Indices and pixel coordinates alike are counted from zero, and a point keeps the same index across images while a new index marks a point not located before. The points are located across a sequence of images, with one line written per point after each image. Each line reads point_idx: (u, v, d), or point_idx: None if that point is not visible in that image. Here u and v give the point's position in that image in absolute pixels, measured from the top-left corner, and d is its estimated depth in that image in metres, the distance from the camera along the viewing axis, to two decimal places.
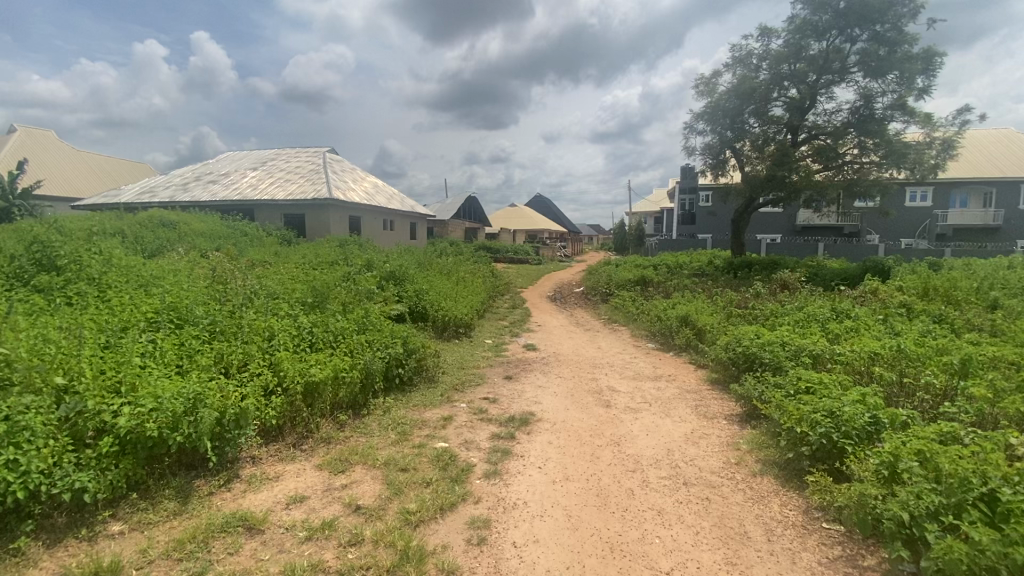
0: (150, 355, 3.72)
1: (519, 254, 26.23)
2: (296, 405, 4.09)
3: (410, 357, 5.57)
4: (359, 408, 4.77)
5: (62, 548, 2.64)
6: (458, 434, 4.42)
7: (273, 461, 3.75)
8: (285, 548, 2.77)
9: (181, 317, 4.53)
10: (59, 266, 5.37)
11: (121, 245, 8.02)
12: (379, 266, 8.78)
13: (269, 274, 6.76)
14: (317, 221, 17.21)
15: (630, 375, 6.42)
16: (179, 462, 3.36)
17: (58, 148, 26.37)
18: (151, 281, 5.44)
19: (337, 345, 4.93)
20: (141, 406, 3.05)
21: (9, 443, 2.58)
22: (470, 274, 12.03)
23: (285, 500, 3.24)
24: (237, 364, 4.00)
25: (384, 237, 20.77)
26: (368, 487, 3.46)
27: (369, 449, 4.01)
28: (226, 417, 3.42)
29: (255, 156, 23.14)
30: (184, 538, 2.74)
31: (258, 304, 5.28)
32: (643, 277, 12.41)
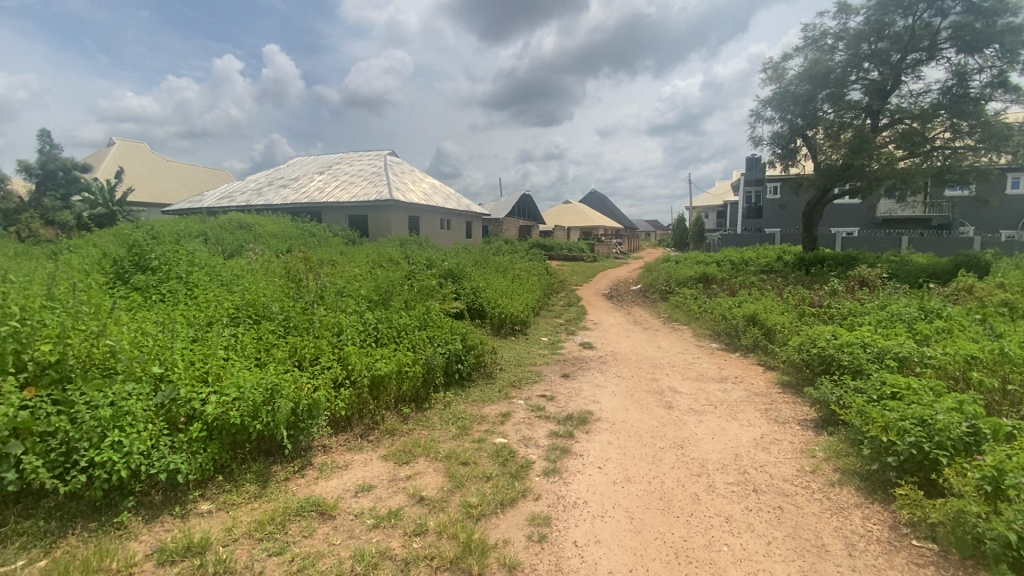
0: (232, 348, 4.00)
1: (574, 251, 25.99)
2: (363, 397, 4.27)
3: (469, 353, 5.66)
4: (421, 402, 4.90)
5: (159, 523, 2.89)
6: (517, 430, 4.43)
7: (342, 450, 3.93)
8: (354, 534, 2.89)
9: (258, 313, 4.83)
10: (152, 266, 5.88)
11: (205, 246, 8.67)
12: (438, 264, 8.99)
13: (336, 272, 7.07)
14: (378, 221, 17.85)
15: (693, 376, 6.18)
16: (258, 448, 3.59)
17: (149, 158, 28.84)
18: (232, 279, 5.85)
19: (400, 341, 5.09)
20: (225, 395, 3.29)
21: (114, 426, 2.86)
22: (525, 271, 12.02)
23: (353, 488, 3.39)
24: (309, 357, 4.22)
25: (442, 236, 21.22)
26: (431, 479, 3.54)
27: (431, 442, 4.10)
28: (300, 407, 3.63)
29: (321, 160, 24.32)
30: (264, 519, 2.93)
31: (327, 301, 5.54)
32: (706, 274, 11.92)
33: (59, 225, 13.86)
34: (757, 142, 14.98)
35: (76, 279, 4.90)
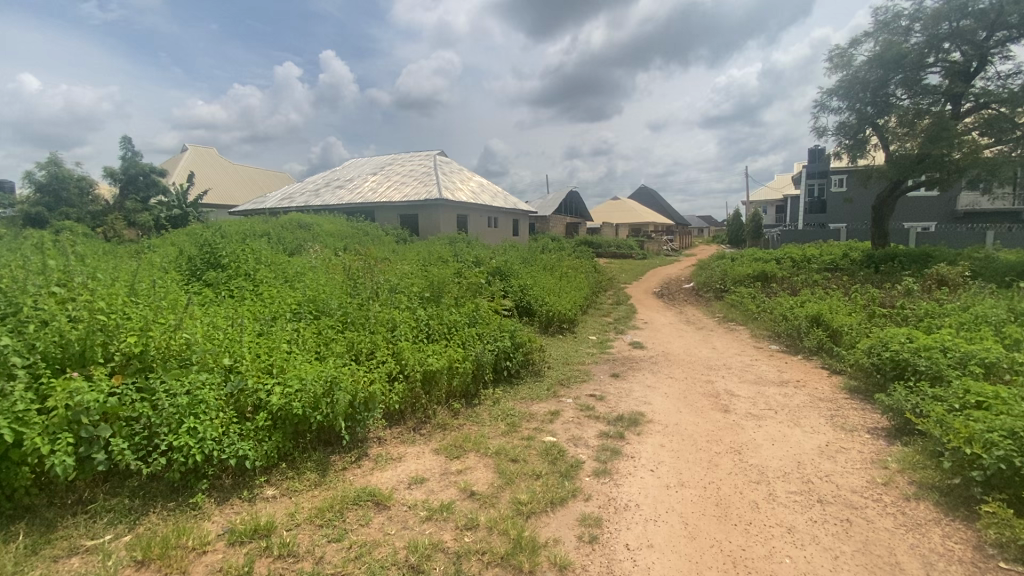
0: (295, 341, 4.19)
1: (622, 248, 25.54)
2: (415, 392, 4.38)
3: (517, 351, 5.67)
4: (471, 398, 4.97)
5: (229, 506, 3.07)
6: (566, 429, 4.40)
7: (396, 443, 4.04)
8: (408, 525, 2.97)
9: (318, 309, 5.05)
10: (222, 264, 6.27)
11: (269, 245, 9.17)
12: (487, 262, 9.07)
13: (389, 269, 7.27)
14: (428, 220, 18.23)
15: (751, 379, 5.92)
16: (318, 438, 3.75)
17: (217, 163, 30.74)
18: (294, 277, 6.14)
19: (450, 337, 5.18)
20: (289, 386, 3.45)
21: (190, 414, 3.07)
22: (573, 269, 11.92)
23: (407, 480, 3.48)
24: (365, 352, 4.37)
25: (489, 234, 21.40)
26: (481, 475, 3.58)
27: (480, 438, 4.15)
28: (357, 400, 3.76)
29: (373, 162, 25.08)
30: (324, 507, 3.05)
31: (381, 298, 5.71)
32: (764, 272, 11.39)
33: (140, 226, 14.98)
34: (821, 132, 14.13)
35: (156, 276, 5.30)
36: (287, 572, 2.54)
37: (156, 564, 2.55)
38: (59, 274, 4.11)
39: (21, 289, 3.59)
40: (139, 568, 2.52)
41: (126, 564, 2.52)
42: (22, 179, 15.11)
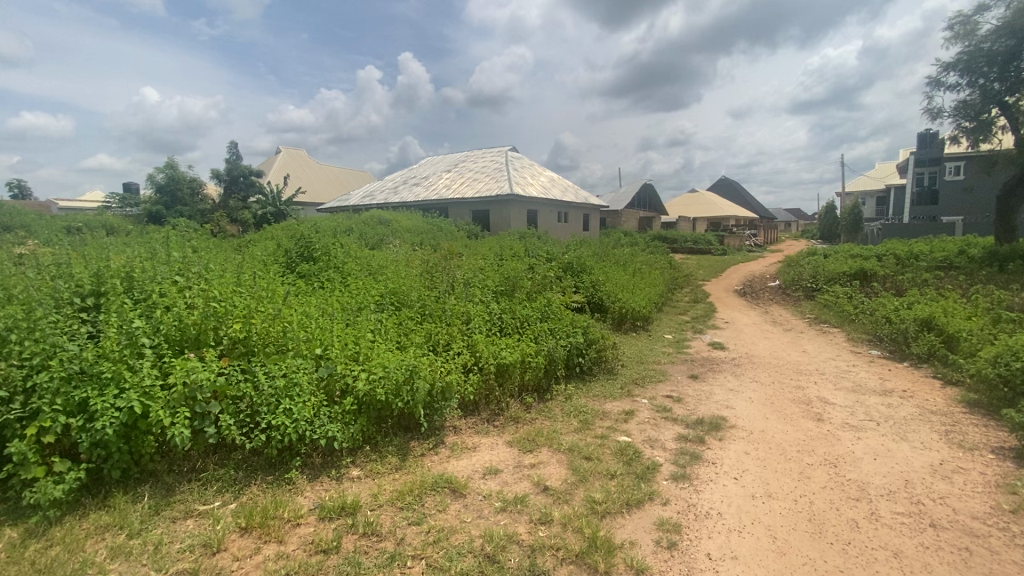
0: (378, 331, 4.40)
1: (700, 244, 24.41)
2: (489, 384, 4.45)
3: (590, 348, 5.58)
4: (544, 393, 4.96)
5: (320, 483, 3.29)
6: (641, 430, 4.28)
7: (471, 433, 4.13)
8: (483, 514, 3.02)
9: (399, 301, 5.28)
10: (314, 257, 6.73)
11: (354, 240, 9.72)
12: (559, 257, 9.01)
13: (463, 264, 7.42)
14: (499, 215, 18.44)
15: (848, 387, 5.42)
16: (399, 424, 3.91)
17: (307, 164, 33.00)
18: (377, 270, 6.47)
19: (523, 332, 5.19)
20: (373, 373, 3.63)
21: (287, 395, 3.32)
22: (648, 265, 11.55)
23: (482, 470, 3.54)
24: (443, 343, 4.50)
25: (559, 229, 21.28)
26: (555, 470, 3.56)
27: (554, 433, 4.13)
28: (434, 389, 3.88)
29: (448, 159, 25.75)
30: (404, 490, 3.18)
31: (456, 291, 5.84)
32: (863, 270, 10.40)
33: (241, 223, 16.42)
34: (934, 114, 12.63)
35: (259, 268, 5.79)
36: (371, 550, 2.67)
37: (257, 531, 2.77)
38: (178, 265, 4.60)
39: (149, 278, 4.06)
40: (242, 534, 2.76)
41: (232, 529, 2.78)
42: (146, 181, 17.09)
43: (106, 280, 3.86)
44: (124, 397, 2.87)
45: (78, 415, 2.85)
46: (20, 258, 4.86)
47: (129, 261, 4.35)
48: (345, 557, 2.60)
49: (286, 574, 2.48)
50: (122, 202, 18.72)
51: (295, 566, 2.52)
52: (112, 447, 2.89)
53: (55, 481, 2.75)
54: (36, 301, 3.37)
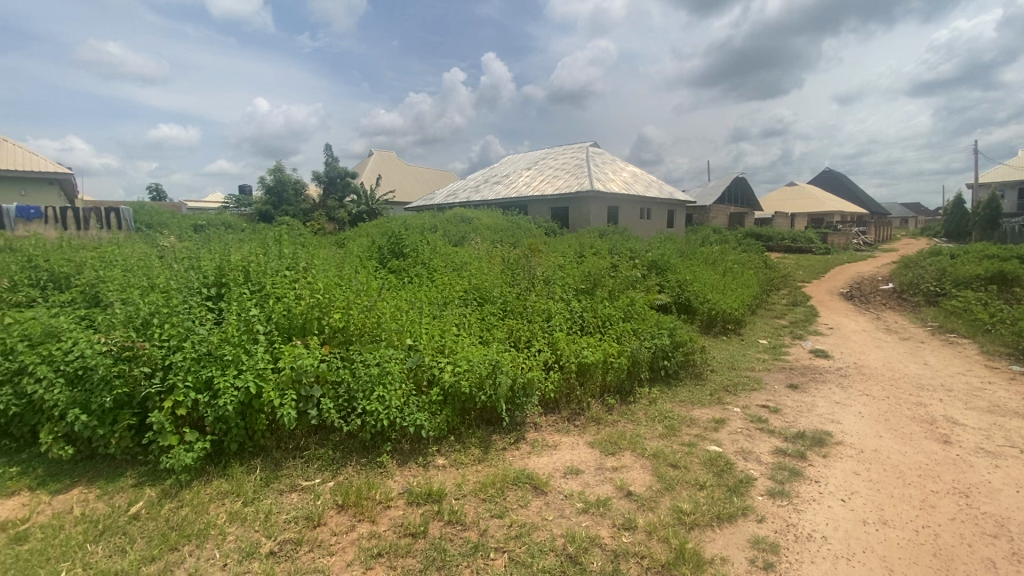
0: (463, 326, 4.53)
1: (799, 242, 22.53)
2: (570, 382, 4.41)
3: (677, 350, 5.33)
4: (626, 395, 4.82)
5: (408, 468, 3.45)
6: (733, 441, 4.02)
7: (552, 431, 4.11)
8: (565, 514, 3.00)
9: (482, 296, 5.39)
10: (404, 253, 7.06)
11: (439, 237, 10.09)
12: (642, 255, 8.74)
13: (544, 261, 7.43)
14: (579, 212, 18.22)
15: (982, 407, 4.73)
16: (481, 417, 3.99)
17: (396, 165, 34.73)
18: (462, 266, 6.65)
19: (605, 331, 5.08)
20: (459, 365, 3.74)
21: (380, 382, 3.50)
22: (740, 264, 10.84)
23: (563, 469, 3.51)
24: (525, 340, 4.53)
25: (642, 226, 20.63)
26: (638, 475, 3.45)
27: (637, 437, 4.00)
28: (516, 385, 3.91)
29: (528, 156, 25.91)
30: (487, 483, 3.24)
31: (537, 288, 5.86)
32: (1002, 272, 9.03)
33: (338, 221, 17.65)
34: None
35: (355, 262, 6.19)
36: (456, 538, 2.74)
37: (353, 509, 2.96)
38: (286, 259, 5.03)
39: (263, 270, 4.48)
40: (339, 511, 2.96)
41: (331, 506, 2.99)
42: (258, 184, 18.88)
43: (228, 272, 4.32)
44: (242, 377, 3.19)
45: (204, 391, 3.20)
46: (160, 252, 5.57)
47: (247, 256, 4.83)
48: (431, 543, 2.70)
49: (378, 552, 2.62)
50: (239, 202, 20.83)
51: (386, 546, 2.66)
52: (231, 422, 3.22)
53: (186, 449, 3.12)
54: (173, 290, 3.85)
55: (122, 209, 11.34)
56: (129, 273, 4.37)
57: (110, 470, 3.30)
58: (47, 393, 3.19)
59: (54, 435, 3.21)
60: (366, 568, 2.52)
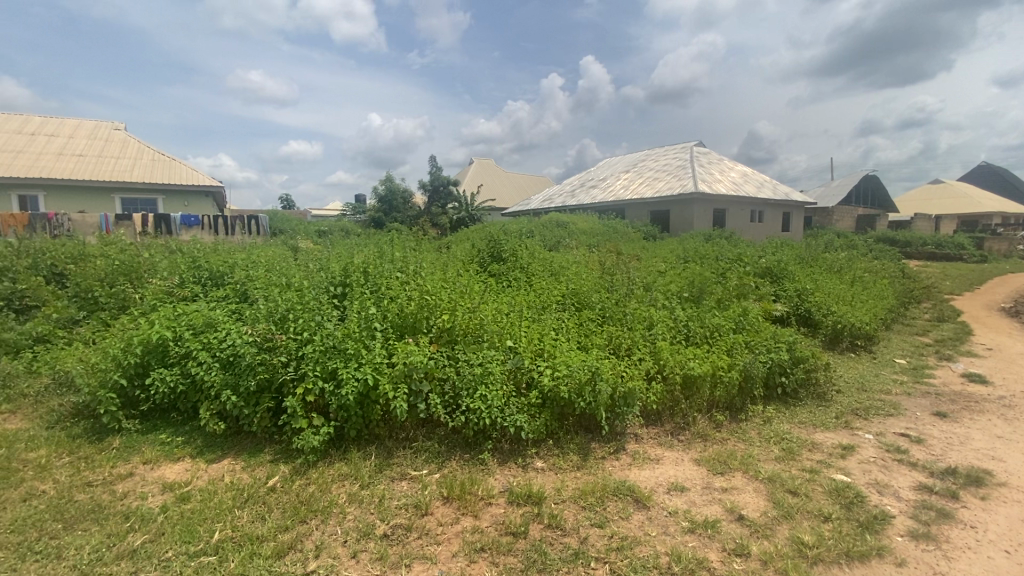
0: (562, 330, 4.55)
1: (946, 248, 19.51)
2: (674, 395, 4.22)
3: (796, 367, 4.87)
4: (736, 412, 4.50)
5: (508, 468, 3.52)
6: (865, 471, 3.58)
7: (654, 443, 3.95)
8: (669, 531, 2.87)
9: (581, 302, 5.38)
10: (503, 257, 7.24)
11: (536, 242, 10.20)
12: (754, 262, 8.11)
13: (644, 266, 7.19)
14: (681, 216, 17.41)
15: None
16: (580, 424, 3.96)
17: (495, 173, 35.77)
18: (560, 271, 6.68)
19: (713, 342, 4.78)
20: (558, 370, 3.74)
21: (482, 382, 3.63)
22: (872, 273, 9.65)
23: (666, 484, 3.36)
24: (625, 348, 4.41)
25: (752, 230, 19.19)
26: (751, 499, 3.20)
27: (749, 458, 3.72)
28: (616, 393, 3.81)
29: (628, 159, 25.27)
30: (587, 490, 3.19)
31: (638, 294, 5.70)
32: None
33: (441, 227, 18.56)
34: None
35: (458, 266, 6.46)
36: (556, 543, 2.75)
37: (457, 502, 3.09)
38: (399, 262, 5.40)
39: (378, 273, 4.84)
40: (445, 503, 3.10)
41: (437, 497, 3.15)
42: (371, 193, 20.47)
43: (350, 274, 4.73)
44: (362, 369, 3.47)
45: (329, 381, 3.53)
46: (293, 254, 6.26)
47: (365, 258, 5.25)
48: (532, 544, 2.73)
49: (480, 547, 2.70)
50: (355, 210, 22.75)
51: (488, 542, 2.73)
52: (351, 411, 3.52)
53: (314, 432, 3.46)
54: (305, 288, 4.31)
55: (262, 216, 12.74)
56: (270, 274, 4.97)
57: (252, 446, 3.76)
58: (206, 374, 3.72)
59: (210, 412, 3.74)
60: (469, 561, 2.61)
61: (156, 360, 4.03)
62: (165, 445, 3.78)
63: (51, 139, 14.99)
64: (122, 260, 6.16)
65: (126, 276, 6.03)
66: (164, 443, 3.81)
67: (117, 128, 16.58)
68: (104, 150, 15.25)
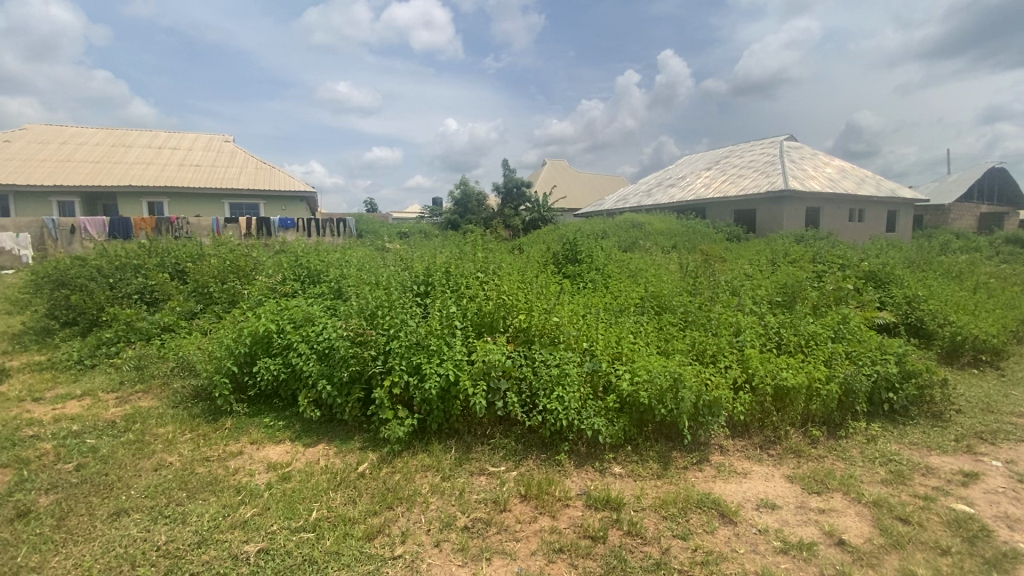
0: (641, 334, 4.44)
1: None
2: (764, 406, 3.98)
3: (907, 382, 4.41)
4: (835, 428, 4.15)
5: (585, 470, 3.50)
6: (992, 502, 3.17)
7: (741, 457, 3.75)
8: (759, 550, 2.71)
9: (660, 305, 5.23)
10: (579, 258, 7.21)
11: (611, 243, 10.05)
12: (854, 265, 7.45)
13: (730, 268, 6.83)
14: (768, 215, 16.36)
15: None
16: (661, 431, 3.84)
17: (567, 174, 35.56)
18: (638, 272, 6.53)
19: (809, 352, 4.43)
20: (638, 375, 3.64)
21: (559, 383, 3.63)
22: (1000, 279, 8.51)
23: (755, 500, 3.18)
24: (710, 355, 4.21)
25: (850, 230, 17.63)
26: (853, 523, 2.95)
27: (850, 478, 3.42)
28: (700, 402, 3.66)
29: (709, 156, 24.14)
30: (668, 500, 3.10)
31: (723, 298, 5.43)
32: None
33: (514, 229, 18.85)
34: None
35: (534, 266, 6.54)
36: (636, 551, 2.69)
37: (535, 501, 3.12)
38: (478, 262, 5.54)
39: (459, 273, 5.00)
40: (523, 500, 3.14)
41: (515, 494, 3.20)
42: (447, 196, 21.11)
43: (432, 273, 4.93)
44: (444, 366, 3.61)
45: (414, 375, 3.71)
46: (379, 255, 6.60)
47: (446, 259, 5.44)
48: (611, 549, 2.69)
49: (559, 548, 2.70)
50: (432, 212, 23.62)
51: (567, 543, 2.73)
52: (433, 404, 3.67)
53: (399, 423, 3.64)
54: (392, 287, 4.55)
55: (349, 219, 13.57)
56: (361, 272, 5.30)
57: (344, 433, 4.03)
58: (305, 365, 4.04)
59: (308, 400, 4.05)
60: (548, 560, 2.63)
61: (261, 349, 4.43)
62: (269, 427, 4.16)
63: (174, 151, 16.95)
64: (231, 259, 6.84)
65: (235, 274, 6.69)
66: (268, 426, 4.18)
67: (227, 140, 18.42)
68: (216, 160, 17.00)
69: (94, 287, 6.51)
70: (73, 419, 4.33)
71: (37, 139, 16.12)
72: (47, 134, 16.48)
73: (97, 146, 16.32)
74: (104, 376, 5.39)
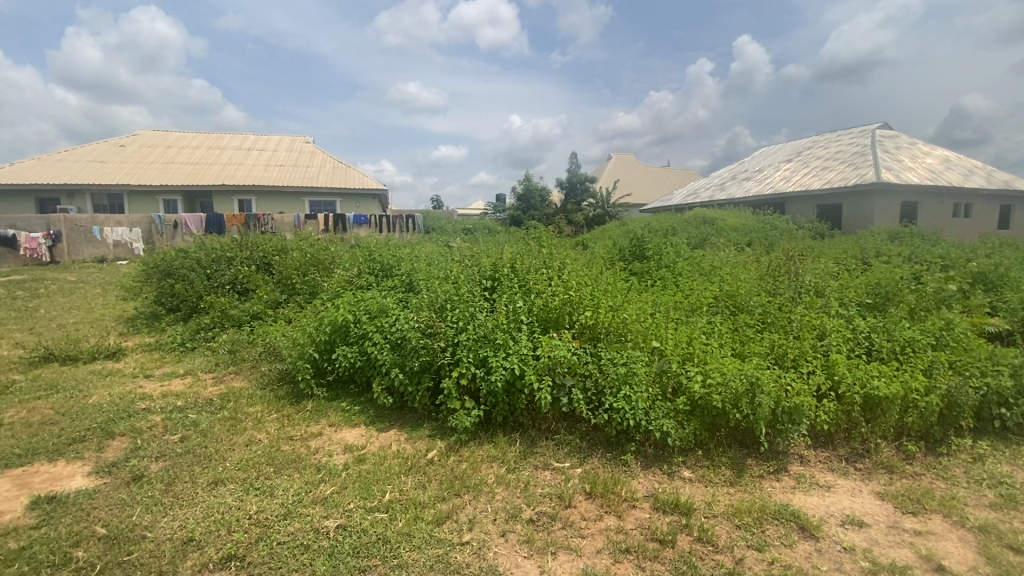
0: (714, 335, 4.27)
1: None
2: (852, 416, 3.71)
3: (1023, 398, 3.94)
4: (934, 444, 3.79)
5: (652, 473, 3.42)
6: None
7: (823, 468, 3.51)
8: (844, 569, 2.53)
9: (736, 305, 5.01)
10: (647, 254, 7.05)
11: (680, 239, 9.74)
12: (960, 266, 6.73)
13: (812, 267, 6.40)
14: (856, 211, 15.12)
15: None
16: (735, 436, 3.69)
17: (634, 168, 34.72)
18: (711, 270, 6.29)
19: (906, 360, 4.06)
20: (711, 378, 3.49)
21: (627, 382, 3.56)
22: None
23: (840, 516, 2.97)
24: (791, 358, 3.97)
25: (953, 227, 15.92)
26: (954, 548, 2.68)
27: (952, 500, 3.11)
28: (780, 408, 3.46)
29: (790, 147, 22.64)
30: (742, 509, 2.96)
31: (804, 299, 5.10)
32: None
33: (577, 225, 18.81)
34: None
35: (601, 263, 6.47)
36: (706, 558, 2.60)
37: (600, 500, 3.09)
38: (544, 258, 5.57)
39: (526, 268, 5.04)
40: (588, 498, 3.13)
41: (580, 491, 3.19)
42: (512, 192, 21.30)
43: (500, 268, 5.00)
44: (510, 359, 3.65)
45: (481, 367, 3.79)
46: (447, 251, 6.78)
47: (513, 254, 5.51)
48: (681, 554, 2.63)
49: (626, 548, 2.67)
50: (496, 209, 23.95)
51: (634, 544, 2.69)
52: (499, 397, 3.73)
53: (466, 414, 3.73)
54: (460, 281, 4.66)
55: (416, 216, 14.17)
56: (430, 267, 5.47)
57: (414, 420, 4.20)
58: (379, 353, 4.23)
59: (381, 387, 4.25)
60: (614, 560, 2.60)
61: (340, 338, 4.69)
62: (346, 411, 4.41)
63: (262, 152, 18.31)
64: (312, 252, 7.31)
65: (315, 266, 7.14)
66: (345, 410, 4.44)
67: (308, 141, 19.64)
68: (298, 160, 18.18)
69: (194, 277, 7.19)
70: (178, 395, 4.81)
71: (147, 144, 17.97)
72: (156, 139, 18.34)
73: (196, 149, 17.94)
74: (202, 357, 5.95)
